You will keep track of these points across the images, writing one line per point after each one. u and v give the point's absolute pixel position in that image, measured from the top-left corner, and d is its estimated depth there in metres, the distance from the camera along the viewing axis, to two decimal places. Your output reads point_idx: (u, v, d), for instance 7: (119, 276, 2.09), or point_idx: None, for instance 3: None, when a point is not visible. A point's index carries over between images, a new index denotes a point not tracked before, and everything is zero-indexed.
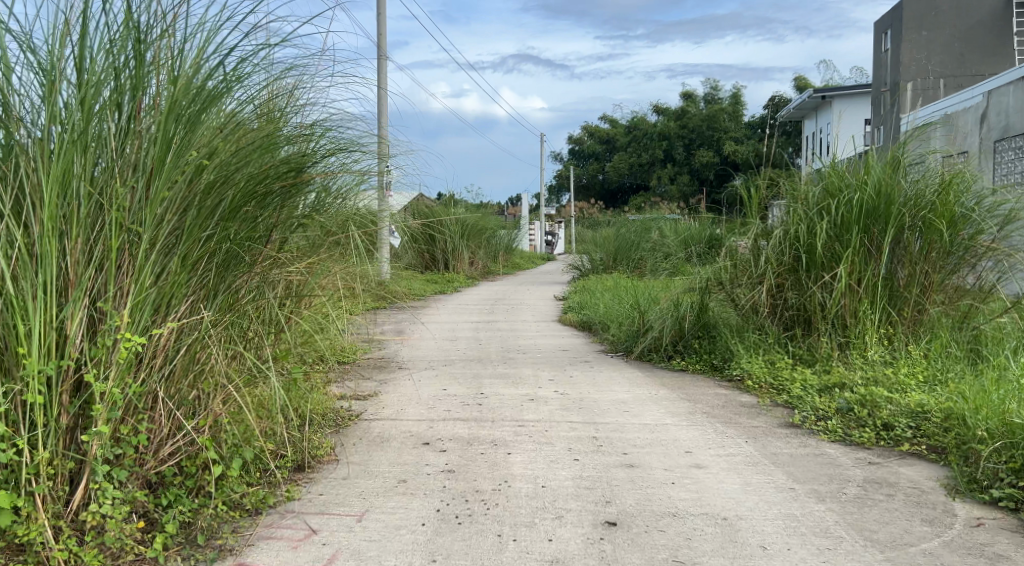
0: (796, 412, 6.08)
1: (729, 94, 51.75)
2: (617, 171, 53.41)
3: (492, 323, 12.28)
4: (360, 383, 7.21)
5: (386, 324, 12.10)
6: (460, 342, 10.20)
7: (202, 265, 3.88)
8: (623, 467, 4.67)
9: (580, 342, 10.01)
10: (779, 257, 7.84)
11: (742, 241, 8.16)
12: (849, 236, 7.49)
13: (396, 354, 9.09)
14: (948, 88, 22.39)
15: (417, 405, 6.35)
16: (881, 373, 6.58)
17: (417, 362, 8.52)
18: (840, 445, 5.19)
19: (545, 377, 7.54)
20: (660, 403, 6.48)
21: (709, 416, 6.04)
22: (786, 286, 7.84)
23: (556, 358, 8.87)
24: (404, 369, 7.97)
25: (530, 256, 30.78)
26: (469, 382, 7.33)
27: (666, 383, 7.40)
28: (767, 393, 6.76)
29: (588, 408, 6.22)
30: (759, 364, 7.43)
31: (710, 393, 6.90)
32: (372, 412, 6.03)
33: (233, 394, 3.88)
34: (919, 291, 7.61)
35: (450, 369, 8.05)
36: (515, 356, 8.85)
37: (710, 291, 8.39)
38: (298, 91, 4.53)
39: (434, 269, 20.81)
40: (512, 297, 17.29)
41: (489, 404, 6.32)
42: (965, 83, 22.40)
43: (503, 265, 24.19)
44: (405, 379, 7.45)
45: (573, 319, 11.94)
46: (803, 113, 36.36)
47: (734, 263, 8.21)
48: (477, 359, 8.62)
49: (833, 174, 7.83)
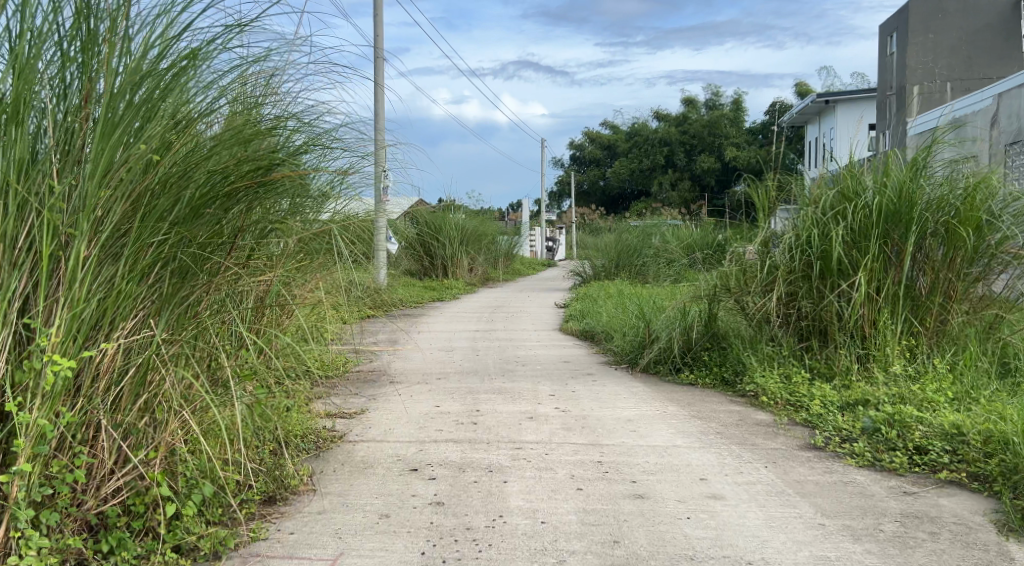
0: (817, 432, 5.62)
1: (730, 100, 51.38)
2: (618, 176, 52.98)
3: (490, 332, 11.81)
4: (347, 399, 6.75)
5: (380, 333, 11.65)
6: (455, 353, 9.74)
7: (154, 274, 3.46)
8: (632, 499, 4.21)
9: (582, 354, 9.54)
10: (790, 264, 7.31)
11: (749, 247, 7.63)
12: (868, 242, 7.00)
13: (389, 366, 8.62)
14: (956, 92, 22.04)
15: (406, 424, 5.89)
16: (906, 390, 6.09)
17: (410, 375, 8.05)
18: (870, 471, 4.72)
19: (545, 392, 7.08)
20: (669, 422, 6.02)
21: (723, 437, 5.58)
22: (799, 295, 7.29)
23: (556, 370, 8.40)
24: (396, 384, 7.51)
25: (530, 262, 30.30)
26: (464, 397, 6.86)
27: (674, 399, 6.93)
28: (784, 410, 6.29)
29: (591, 428, 5.76)
30: (774, 380, 6.91)
31: (722, 411, 6.43)
32: (358, 433, 5.57)
33: (188, 423, 3.45)
34: (943, 300, 7.14)
35: (444, 383, 7.58)
36: (514, 369, 8.38)
37: (716, 299, 7.85)
38: (274, 81, 4.08)
39: (433, 275, 20.33)
40: (511, 304, 16.82)
41: (485, 423, 5.86)
42: (973, 87, 21.99)
43: (503, 272, 23.74)
44: (395, 395, 6.99)
45: (574, 328, 11.47)
46: (805, 118, 35.94)
47: (742, 270, 7.68)
48: (474, 372, 8.16)
49: (848, 174, 7.31)
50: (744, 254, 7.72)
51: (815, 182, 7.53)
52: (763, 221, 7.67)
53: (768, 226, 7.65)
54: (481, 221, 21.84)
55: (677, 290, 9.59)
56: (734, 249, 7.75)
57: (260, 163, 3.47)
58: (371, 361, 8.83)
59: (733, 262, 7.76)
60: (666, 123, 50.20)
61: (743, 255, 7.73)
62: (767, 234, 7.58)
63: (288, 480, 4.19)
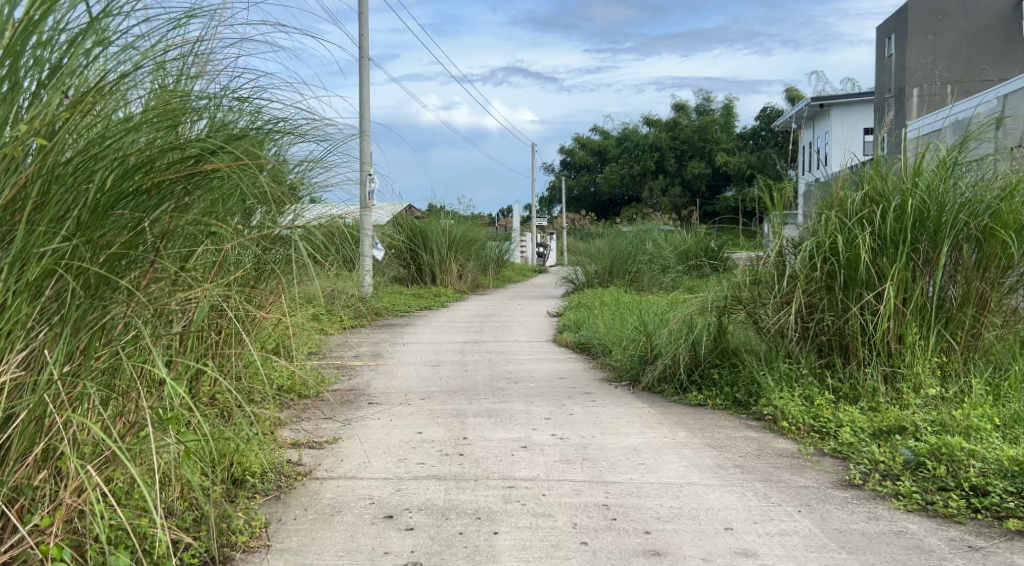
0: (851, 466, 4.96)
1: (721, 105, 50.88)
2: (609, 182, 52.33)
3: (479, 344, 11.09)
4: (319, 425, 6.05)
5: (363, 346, 10.92)
6: (442, 368, 9.03)
7: (51, 291, 3.00)
8: (648, 557, 3.55)
9: (579, 369, 8.84)
10: (809, 274, 6.61)
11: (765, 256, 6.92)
12: (897, 250, 6.30)
13: (368, 384, 7.90)
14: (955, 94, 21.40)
15: (383, 455, 5.20)
16: (946, 415, 5.41)
17: (392, 395, 7.34)
18: (923, 517, 4.06)
19: (540, 415, 6.38)
20: (681, 453, 5.34)
21: (744, 472, 4.90)
22: (820, 307, 6.59)
23: (551, 388, 7.71)
24: (374, 406, 6.80)
25: (520, 268, 29.57)
26: (450, 422, 6.16)
27: (683, 423, 6.26)
28: (808, 438, 5.61)
29: (594, 460, 5.07)
30: (794, 402, 6.19)
31: (738, 438, 5.76)
32: (326, 467, 4.87)
33: (91, 471, 2.95)
34: (976, 311, 6.45)
35: (427, 404, 6.88)
36: (505, 386, 7.69)
37: (726, 313, 7.11)
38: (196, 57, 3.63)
39: (422, 283, 19.59)
40: (502, 313, 16.09)
41: (473, 455, 5.17)
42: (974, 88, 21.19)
43: (492, 279, 23.04)
44: (374, 419, 6.27)
45: (569, 340, 10.77)
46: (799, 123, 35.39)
47: (755, 281, 6.96)
48: (461, 391, 7.47)
49: (873, 173, 6.62)
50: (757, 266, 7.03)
51: (836, 183, 6.80)
52: (779, 227, 6.94)
53: (783, 232, 6.95)
54: (470, 226, 21.10)
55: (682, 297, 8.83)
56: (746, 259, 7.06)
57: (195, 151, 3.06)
58: (349, 380, 8.10)
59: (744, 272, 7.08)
60: (658, 128, 49.63)
61: (755, 266, 7.04)
62: (783, 242, 6.88)
63: (235, 535, 3.63)
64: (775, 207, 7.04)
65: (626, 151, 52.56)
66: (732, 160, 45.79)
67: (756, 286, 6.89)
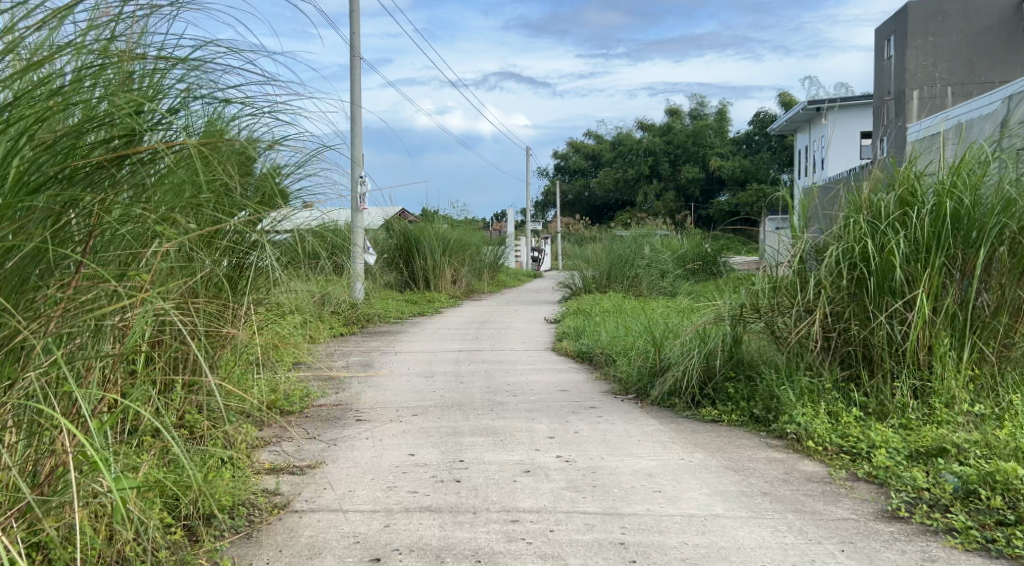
0: (891, 494, 4.48)
1: (715, 110, 50.49)
2: (603, 187, 51.54)
3: (475, 354, 10.56)
4: (301, 446, 5.56)
5: (352, 357, 10.38)
6: (436, 380, 8.53)
7: None
8: None
9: (581, 380, 8.35)
10: (834, 280, 6.11)
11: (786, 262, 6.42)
12: (930, 254, 5.81)
13: (357, 398, 7.40)
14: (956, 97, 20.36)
15: (371, 482, 4.70)
16: (991, 434, 4.92)
17: (382, 410, 6.83)
18: (985, 559, 3.60)
19: (543, 434, 5.89)
20: (701, 479, 4.85)
21: (773, 501, 4.42)
22: (845, 316, 6.09)
23: (553, 402, 7.21)
24: (364, 423, 6.30)
25: (514, 272, 29.09)
26: (444, 442, 5.68)
27: (699, 441, 5.77)
28: (838, 460, 5.12)
29: (605, 488, 4.59)
30: (818, 419, 5.69)
31: (759, 459, 5.29)
32: (306, 496, 4.40)
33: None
34: (1011, 320, 5.95)
35: (420, 421, 6.38)
36: (504, 401, 7.19)
37: (742, 323, 6.60)
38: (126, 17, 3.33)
39: (415, 288, 19.08)
40: (498, 319, 15.61)
41: (471, 481, 4.69)
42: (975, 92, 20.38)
43: (487, 284, 22.52)
44: (362, 439, 5.77)
45: (569, 349, 10.26)
46: (795, 126, 34.95)
47: (774, 288, 6.45)
48: (456, 406, 6.96)
49: (903, 172, 6.15)
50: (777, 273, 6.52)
51: (865, 184, 6.32)
52: (801, 230, 6.43)
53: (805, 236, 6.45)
54: (464, 230, 20.61)
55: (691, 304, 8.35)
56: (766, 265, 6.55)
57: (128, 122, 2.84)
58: (337, 393, 7.60)
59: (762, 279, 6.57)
60: (652, 132, 49.26)
61: (775, 273, 6.52)
62: (804, 248, 6.38)
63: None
64: (799, 209, 6.51)
65: (620, 155, 52.01)
66: (727, 164, 45.47)
67: (776, 294, 6.37)
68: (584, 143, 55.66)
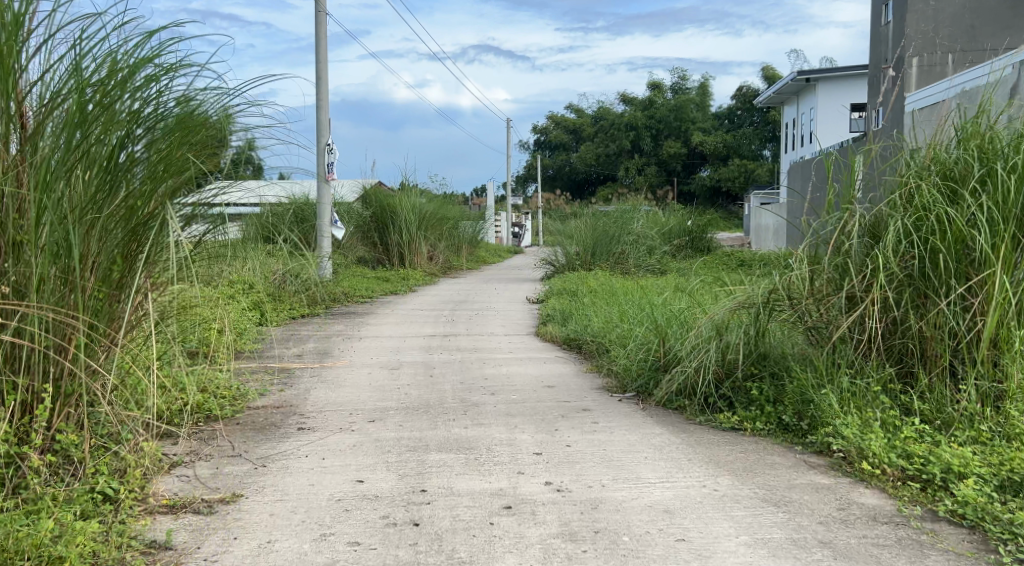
0: (995, 548, 3.40)
1: (697, 84, 49.23)
2: (584, 161, 49.99)
3: (448, 340, 9.35)
4: (220, 468, 4.38)
5: (307, 345, 9.13)
6: (402, 373, 7.34)
7: None
8: None
9: (568, 373, 7.19)
10: (891, 262, 4.95)
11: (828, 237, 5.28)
12: (1009, 227, 4.70)
13: (305, 399, 6.21)
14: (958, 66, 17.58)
15: (300, 527, 3.57)
16: None
17: (332, 416, 5.64)
18: None
19: (527, 450, 4.74)
20: (736, 519, 3.74)
21: (837, 557, 3.33)
22: (899, 306, 4.96)
23: (539, 402, 6.06)
24: (307, 434, 5.11)
25: (492, 247, 27.72)
26: (403, 461, 4.52)
27: (720, 459, 4.64)
28: (908, 490, 4.01)
29: (611, 538, 3.47)
30: (874, 434, 4.54)
31: (800, 487, 4.16)
32: (206, 552, 3.30)
33: None
34: None
35: (376, 431, 5.20)
36: (482, 401, 6.03)
37: (773, 315, 5.42)
38: None
39: (389, 264, 17.88)
40: (476, 298, 14.44)
41: (433, 526, 3.57)
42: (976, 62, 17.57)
43: (465, 261, 21.29)
44: (298, 457, 4.60)
45: (554, 335, 9.08)
46: (781, 97, 33.76)
47: (812, 272, 5.27)
48: (423, 410, 5.79)
49: (973, 124, 4.99)
50: (823, 253, 5.35)
51: (929, 140, 5.17)
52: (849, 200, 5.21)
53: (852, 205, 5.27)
54: (441, 202, 19.39)
55: (699, 289, 7.22)
56: (807, 241, 5.36)
57: None
58: (281, 393, 6.40)
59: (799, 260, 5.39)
60: (635, 105, 47.98)
61: (818, 254, 5.36)
62: (849, 216, 5.23)
63: None
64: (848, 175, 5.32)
65: (601, 129, 50.53)
66: (710, 139, 44.50)
67: (817, 278, 5.21)
68: (564, 117, 54.05)
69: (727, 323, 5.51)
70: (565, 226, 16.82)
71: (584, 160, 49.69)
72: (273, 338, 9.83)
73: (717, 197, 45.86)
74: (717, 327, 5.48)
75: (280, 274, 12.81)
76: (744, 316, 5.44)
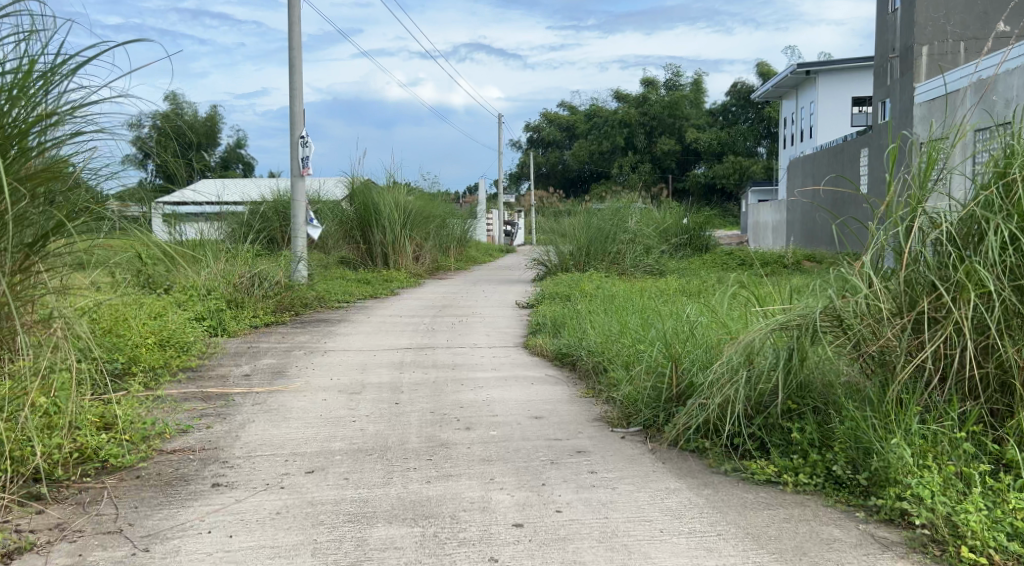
0: None
1: (691, 81, 48.09)
2: (578, 158, 48.54)
3: (425, 355, 8.15)
4: (84, 557, 3.26)
5: (260, 365, 7.93)
6: (363, 402, 6.15)
7: None
8: None
9: (561, 398, 6.02)
10: (988, 274, 3.79)
11: (895, 240, 4.09)
12: None
13: (237, 440, 5.05)
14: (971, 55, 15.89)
15: None
16: None
17: (263, 465, 4.48)
18: None
19: (504, 519, 3.61)
20: None
21: None
22: (995, 330, 3.80)
23: (523, 440, 4.89)
24: (224, 494, 3.98)
25: (483, 248, 26.40)
26: (337, 542, 3.39)
27: (759, 531, 3.49)
28: None
29: None
30: (964, 499, 3.40)
31: None
32: None
33: None
34: None
35: (314, 490, 4.05)
36: (454, 442, 4.86)
37: (821, 341, 4.20)
38: None
39: (371, 266, 16.67)
40: (461, 303, 13.26)
41: None
42: (991, 47, 15.83)
43: (454, 261, 20.08)
44: (198, 534, 3.48)
45: (545, 349, 7.89)
46: (779, 92, 32.63)
47: (876, 288, 4.06)
48: (378, 456, 4.61)
49: None
50: (889, 262, 4.14)
51: None
52: (922, 192, 4.05)
53: (926, 203, 4.08)
54: (427, 200, 18.20)
55: (722, 306, 6.06)
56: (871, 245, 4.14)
57: None
58: (211, 430, 5.26)
59: (856, 274, 4.19)
60: (629, 103, 46.80)
61: (884, 265, 4.18)
62: (923, 218, 4.05)
63: None
64: (923, 164, 4.12)
65: (594, 128, 49.16)
66: (704, 136, 43.49)
67: (880, 296, 4.03)
68: (557, 114, 52.62)
69: (763, 345, 4.25)
70: (557, 224, 15.62)
71: (578, 157, 48.49)
72: (226, 355, 8.67)
73: (713, 194, 44.82)
74: (748, 352, 4.22)
75: (247, 278, 11.68)
76: (781, 341, 4.20)
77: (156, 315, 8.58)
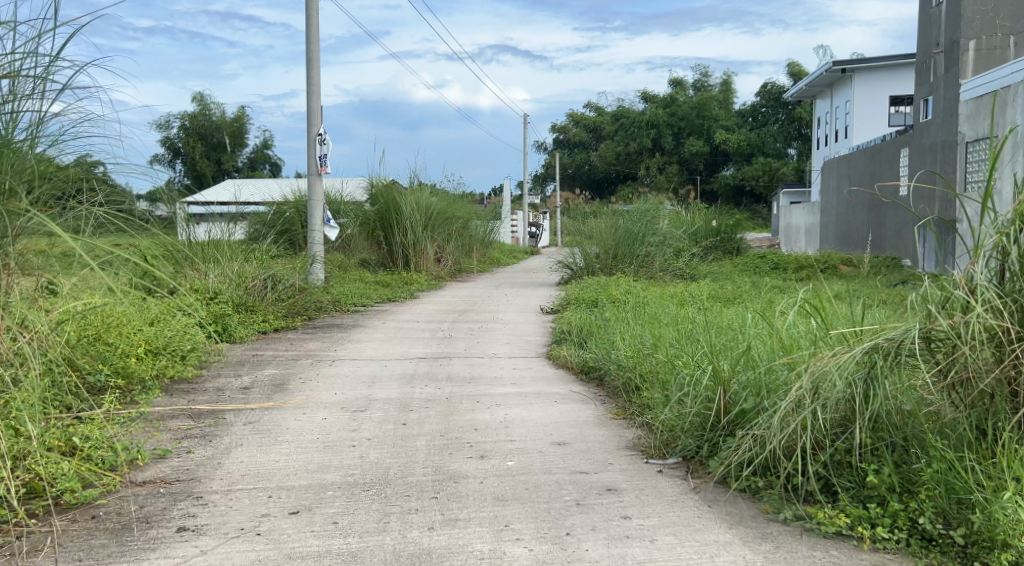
0: None
1: (720, 81, 47.18)
2: (605, 160, 47.64)
3: (440, 366, 7.50)
4: None
5: (261, 377, 7.32)
6: (367, 421, 5.51)
7: None
8: None
9: (588, 420, 5.34)
10: None
11: (1005, 249, 3.38)
12: None
13: (218, 469, 4.44)
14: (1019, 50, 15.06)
15: None
16: None
17: (242, 503, 3.88)
18: None
19: None
20: None
21: None
22: None
23: (543, 474, 4.23)
24: (189, 542, 3.41)
25: (507, 250, 25.67)
26: None
27: None
28: None
29: None
30: None
31: None
32: None
33: None
34: None
35: (293, 539, 3.44)
36: (466, 475, 4.22)
37: (905, 369, 3.53)
38: None
39: (392, 268, 16.02)
40: (482, 308, 12.61)
41: None
42: None
43: (476, 263, 19.40)
44: None
45: (570, 361, 7.22)
46: (813, 91, 31.75)
47: (980, 306, 3.35)
48: (375, 493, 3.98)
49: None
50: (997, 275, 3.42)
51: None
52: None
53: None
54: (450, 200, 17.56)
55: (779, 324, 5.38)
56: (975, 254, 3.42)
57: None
58: (192, 456, 4.66)
59: (952, 288, 3.48)
60: (656, 103, 45.98)
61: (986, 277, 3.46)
62: None
63: None
64: None
65: (621, 128, 48.31)
66: (733, 137, 42.59)
67: (987, 316, 3.31)
68: (583, 115, 51.76)
69: (839, 373, 3.51)
70: (582, 224, 14.94)
71: (604, 159, 47.63)
72: (227, 364, 8.07)
73: (742, 196, 43.89)
74: (816, 383, 3.54)
75: (261, 281, 11.03)
76: (857, 367, 3.52)
77: (154, 320, 8.01)
